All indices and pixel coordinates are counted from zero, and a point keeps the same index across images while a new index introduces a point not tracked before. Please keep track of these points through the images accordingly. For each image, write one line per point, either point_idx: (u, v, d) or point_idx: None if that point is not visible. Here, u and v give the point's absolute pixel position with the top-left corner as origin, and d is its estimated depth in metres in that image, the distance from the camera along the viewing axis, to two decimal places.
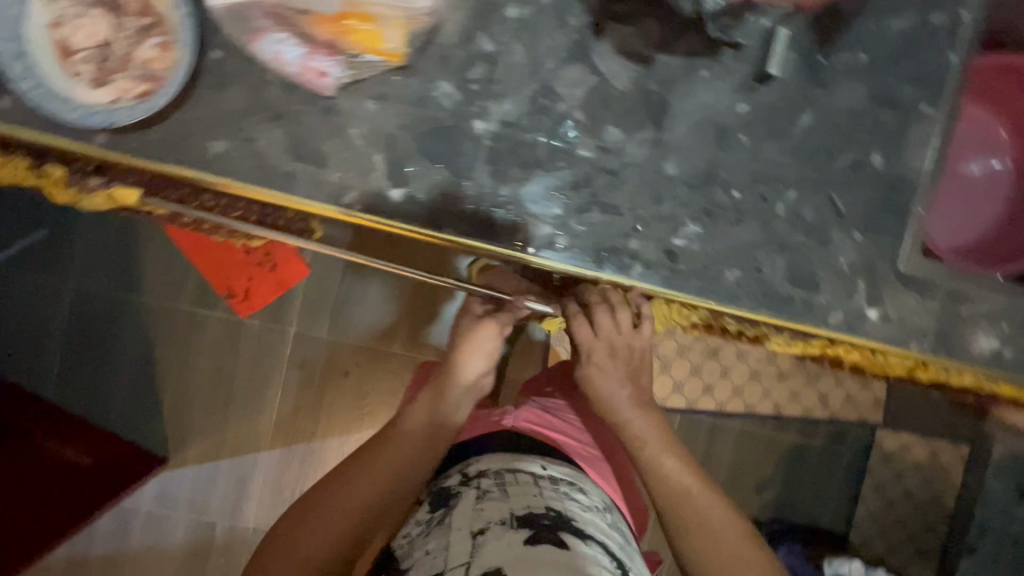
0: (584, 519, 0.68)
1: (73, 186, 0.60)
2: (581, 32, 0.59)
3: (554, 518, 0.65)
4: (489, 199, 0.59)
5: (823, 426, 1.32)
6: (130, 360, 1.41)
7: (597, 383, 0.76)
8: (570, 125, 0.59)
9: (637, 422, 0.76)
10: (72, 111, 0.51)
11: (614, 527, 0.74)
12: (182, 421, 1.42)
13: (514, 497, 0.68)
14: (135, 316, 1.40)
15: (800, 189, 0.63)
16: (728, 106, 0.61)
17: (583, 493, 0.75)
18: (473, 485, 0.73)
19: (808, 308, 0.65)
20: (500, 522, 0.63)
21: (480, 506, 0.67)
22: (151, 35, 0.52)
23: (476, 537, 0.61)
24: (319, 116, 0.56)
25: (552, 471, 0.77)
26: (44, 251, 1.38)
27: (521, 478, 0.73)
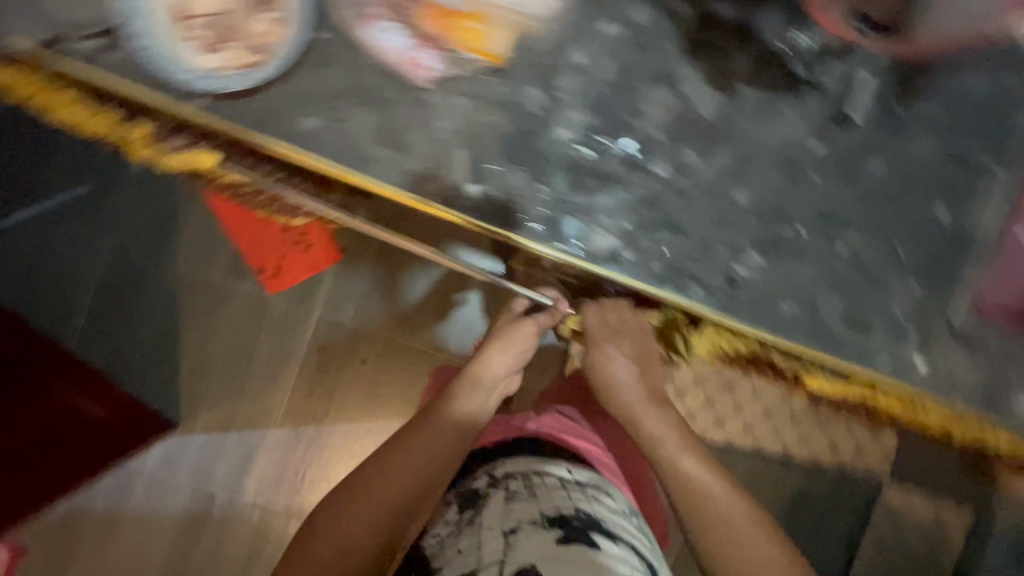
0: (613, 523, 0.70)
1: (159, 143, 0.63)
2: (670, 57, 0.60)
3: (585, 521, 0.67)
4: (562, 206, 0.61)
5: (830, 475, 1.31)
6: (155, 323, 1.41)
7: (626, 391, 0.78)
8: (651, 144, 0.61)
9: (656, 424, 0.76)
10: (184, 74, 0.54)
11: (640, 531, 0.75)
12: (197, 388, 1.41)
13: (545, 499, 0.70)
14: (166, 279, 1.41)
15: (863, 233, 0.64)
16: (803, 145, 0.62)
17: (610, 498, 0.76)
18: (501, 486, 0.74)
19: (858, 351, 0.65)
20: (532, 523, 0.66)
21: (511, 506, 0.69)
22: (266, 10, 0.54)
23: (508, 535, 0.66)
24: (410, 104, 0.58)
25: (579, 475, 0.77)
26: (88, 206, 1.39)
27: (550, 481, 0.74)
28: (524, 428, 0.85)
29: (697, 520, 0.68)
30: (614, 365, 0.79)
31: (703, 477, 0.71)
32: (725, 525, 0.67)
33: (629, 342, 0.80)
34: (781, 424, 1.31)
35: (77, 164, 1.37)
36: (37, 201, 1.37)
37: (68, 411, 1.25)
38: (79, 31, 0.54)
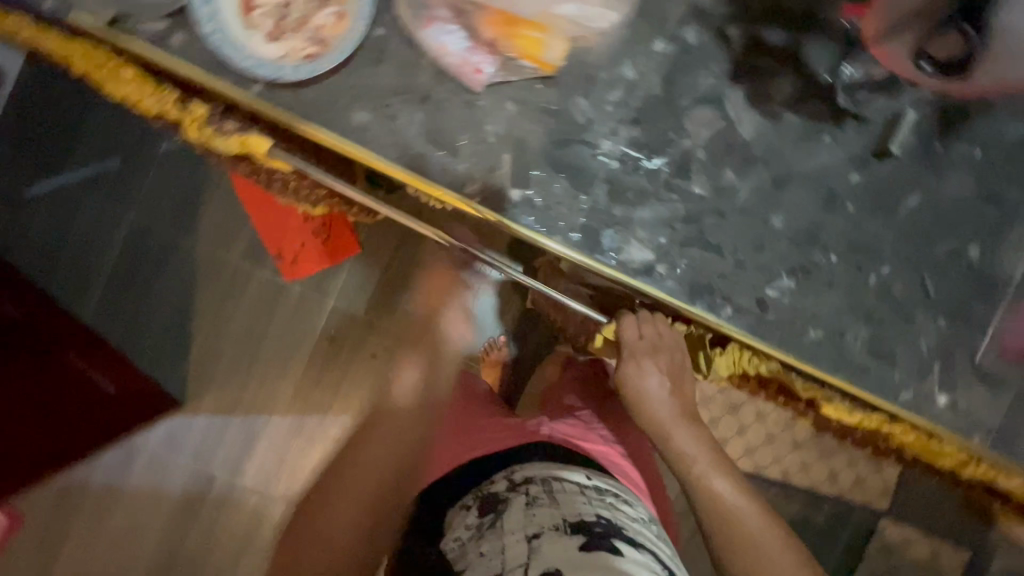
0: (631, 529, 0.71)
1: (211, 126, 0.65)
2: (718, 78, 0.61)
3: (606, 527, 0.68)
4: (601, 215, 0.61)
5: (825, 505, 1.29)
6: (167, 302, 1.38)
7: (653, 400, 0.78)
8: (692, 162, 0.62)
9: (682, 439, 0.78)
10: (245, 61, 0.55)
11: (658, 535, 0.76)
12: (204, 369, 1.39)
13: (565, 505, 0.70)
14: (180, 258, 1.38)
15: (894, 265, 0.65)
16: (842, 174, 0.63)
17: (629, 505, 0.76)
18: (521, 491, 0.74)
19: (880, 381, 0.66)
20: (555, 528, 0.67)
21: (533, 512, 0.70)
22: (329, 3, 0.55)
23: (532, 539, 0.67)
24: (461, 106, 0.59)
25: (596, 481, 0.77)
26: (110, 181, 1.36)
27: (569, 488, 0.74)
28: (537, 432, 0.84)
29: (723, 536, 0.73)
30: (647, 378, 0.77)
31: (727, 495, 0.75)
32: (750, 544, 0.72)
33: (667, 357, 0.77)
34: (783, 449, 1.29)
35: (111, 134, 1.35)
36: (61, 171, 1.35)
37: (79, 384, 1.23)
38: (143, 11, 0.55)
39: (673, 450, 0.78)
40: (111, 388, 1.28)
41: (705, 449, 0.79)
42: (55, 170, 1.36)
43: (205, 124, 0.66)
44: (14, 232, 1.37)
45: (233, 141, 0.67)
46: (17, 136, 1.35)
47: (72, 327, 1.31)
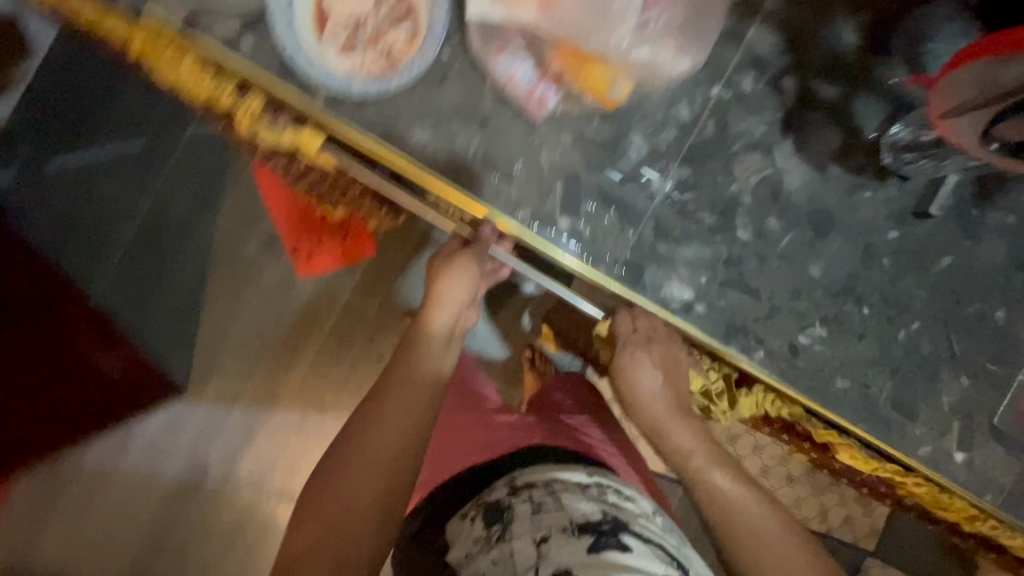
0: (640, 526, 0.67)
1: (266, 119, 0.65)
2: (770, 126, 0.63)
3: (612, 524, 0.65)
4: (646, 250, 0.62)
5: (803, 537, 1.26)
6: (177, 290, 1.31)
7: (645, 396, 0.75)
8: (738, 206, 0.63)
9: (677, 430, 0.73)
10: (317, 71, 0.55)
11: (667, 528, 0.72)
12: (211, 359, 1.33)
13: (569, 505, 0.66)
14: (195, 245, 1.32)
15: (923, 322, 0.66)
16: (879, 229, 0.65)
17: (631, 500, 0.72)
18: (525, 497, 0.69)
19: (902, 434, 0.67)
20: (562, 530, 0.63)
21: (539, 517, 0.65)
22: (403, 23, 0.56)
23: (540, 544, 0.63)
24: (519, 133, 0.60)
25: (598, 478, 0.72)
26: (131, 166, 1.30)
27: (572, 489, 0.69)
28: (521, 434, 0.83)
29: (736, 537, 0.66)
30: (642, 370, 0.75)
31: (730, 488, 0.68)
32: (763, 542, 0.65)
33: (663, 349, 0.76)
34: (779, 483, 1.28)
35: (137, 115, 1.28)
36: (83, 151, 1.28)
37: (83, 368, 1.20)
38: (217, 15, 0.56)
39: (666, 443, 0.73)
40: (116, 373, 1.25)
41: (700, 440, 0.73)
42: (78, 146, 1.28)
43: (259, 117, 0.66)
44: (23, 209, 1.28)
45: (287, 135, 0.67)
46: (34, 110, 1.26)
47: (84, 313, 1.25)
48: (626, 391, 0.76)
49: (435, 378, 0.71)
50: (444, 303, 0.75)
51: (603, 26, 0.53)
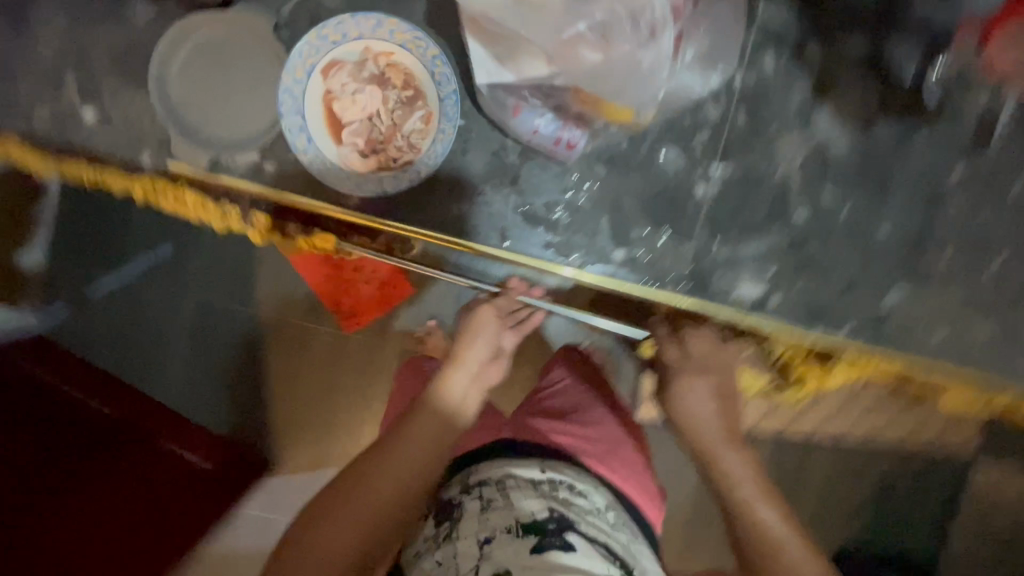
0: (595, 527, 0.52)
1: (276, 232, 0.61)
2: (803, 99, 0.60)
3: (561, 520, 0.51)
4: (707, 259, 0.61)
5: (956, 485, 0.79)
6: None
7: (702, 423, 0.60)
8: (789, 190, 0.61)
9: (728, 458, 0.57)
10: (347, 181, 0.55)
11: (626, 530, 0.55)
12: None
13: (519, 501, 0.52)
14: None
15: (1013, 253, 0.62)
16: (944, 172, 0.61)
17: (586, 496, 0.55)
18: (473, 495, 0.54)
19: (1004, 372, 0.64)
20: (507, 531, 0.50)
21: (485, 516, 0.51)
22: (414, 107, 0.55)
23: (484, 545, 0.49)
24: (552, 178, 0.59)
25: (554, 474, 0.55)
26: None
27: (527, 486, 0.54)
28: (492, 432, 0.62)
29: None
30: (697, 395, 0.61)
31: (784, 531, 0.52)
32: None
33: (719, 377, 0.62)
34: None
35: None
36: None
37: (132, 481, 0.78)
38: (237, 148, 0.56)
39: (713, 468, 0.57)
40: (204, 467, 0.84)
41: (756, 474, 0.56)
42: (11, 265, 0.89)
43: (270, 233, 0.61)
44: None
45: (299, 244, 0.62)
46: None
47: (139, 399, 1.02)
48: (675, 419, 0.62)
49: (453, 413, 0.57)
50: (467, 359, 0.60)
51: (635, 81, 0.47)
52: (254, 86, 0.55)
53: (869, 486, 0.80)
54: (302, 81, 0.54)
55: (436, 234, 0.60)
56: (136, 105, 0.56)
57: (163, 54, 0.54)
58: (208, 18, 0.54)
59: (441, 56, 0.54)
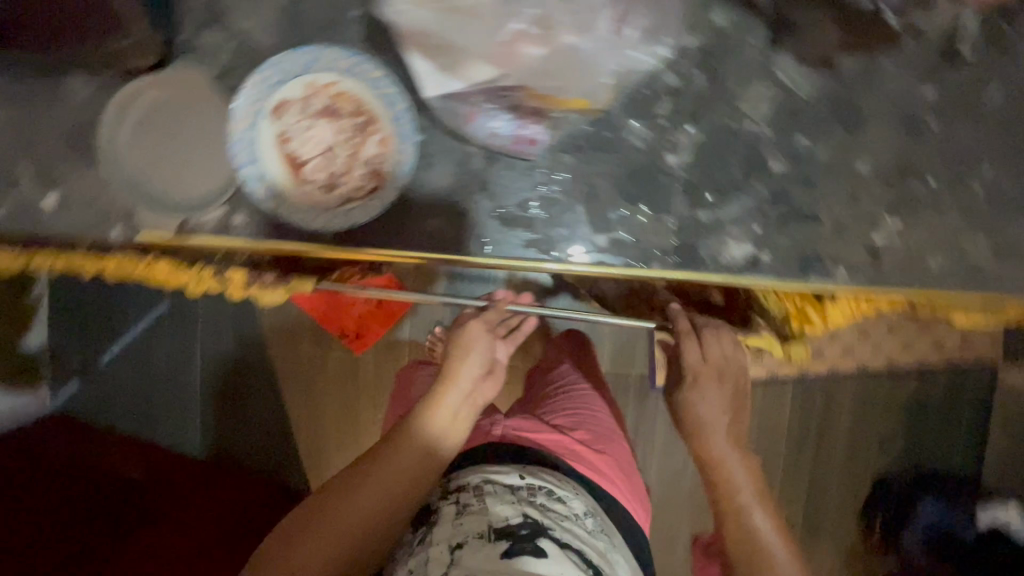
0: (568, 531, 0.55)
1: (254, 284, 0.66)
2: (761, 48, 0.58)
3: (533, 526, 0.53)
4: (691, 228, 0.60)
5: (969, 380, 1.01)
6: (270, 417, 1.18)
7: (709, 429, 0.73)
8: (762, 142, 0.60)
9: (730, 462, 0.72)
10: (317, 219, 0.55)
11: (600, 536, 0.59)
12: (319, 441, 1.17)
13: (493, 506, 0.55)
14: (262, 374, 1.17)
15: (998, 164, 0.61)
16: (916, 95, 0.60)
17: (564, 502, 0.59)
18: (452, 499, 0.58)
19: (1017, 284, 0.62)
20: (479, 536, 0.52)
21: (461, 520, 0.54)
22: (369, 132, 0.54)
23: (454, 551, 0.51)
24: (521, 176, 0.58)
25: (532, 480, 0.60)
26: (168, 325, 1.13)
27: (504, 490, 0.58)
28: (492, 434, 0.69)
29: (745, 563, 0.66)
30: (706, 401, 0.74)
31: (765, 530, 0.68)
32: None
33: (723, 376, 0.74)
34: None
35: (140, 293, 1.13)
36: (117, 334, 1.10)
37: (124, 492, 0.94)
38: (203, 206, 0.56)
39: (715, 470, 0.73)
40: (139, 475, 0.98)
41: (750, 477, 0.73)
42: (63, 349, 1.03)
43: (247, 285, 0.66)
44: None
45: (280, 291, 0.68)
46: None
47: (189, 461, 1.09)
48: (683, 413, 0.75)
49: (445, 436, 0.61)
50: (461, 377, 0.66)
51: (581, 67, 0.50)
52: (208, 140, 0.54)
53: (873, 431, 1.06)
54: (253, 127, 0.53)
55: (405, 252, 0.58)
56: (95, 182, 0.55)
57: (111, 123, 0.53)
58: (153, 81, 0.53)
59: (386, 76, 0.53)
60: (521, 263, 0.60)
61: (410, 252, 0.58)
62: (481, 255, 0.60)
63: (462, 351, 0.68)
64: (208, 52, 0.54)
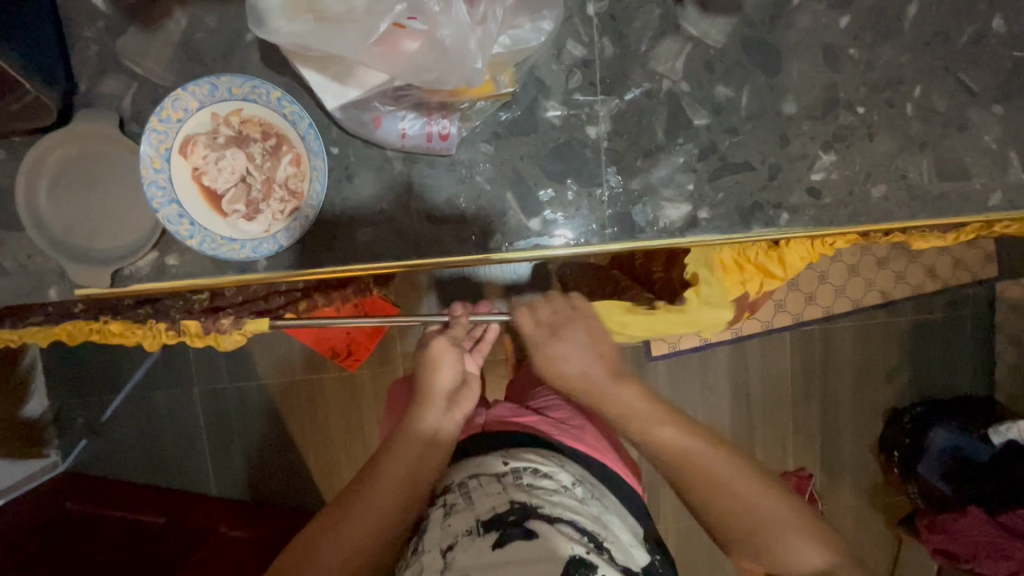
0: (558, 504, 0.54)
1: (210, 331, 0.63)
2: (663, 5, 0.58)
3: (520, 510, 0.52)
4: (624, 197, 0.59)
5: (939, 297, 1.23)
6: (269, 444, 1.19)
7: (578, 378, 0.63)
8: (680, 98, 0.59)
9: (620, 396, 0.62)
10: (242, 248, 0.55)
11: (593, 501, 0.58)
12: (328, 458, 1.20)
13: (480, 501, 0.55)
14: (258, 404, 1.18)
15: (925, 83, 0.60)
16: (830, 25, 0.59)
17: (551, 476, 0.58)
18: (438, 501, 0.58)
19: (964, 199, 0.61)
20: (469, 533, 0.51)
21: (449, 521, 0.54)
22: (281, 153, 0.54)
23: (446, 554, 0.50)
24: (444, 173, 0.58)
25: (516, 463, 0.59)
26: (163, 371, 1.18)
27: (489, 481, 0.57)
28: (475, 425, 0.71)
29: (697, 492, 0.57)
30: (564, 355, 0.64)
31: (680, 442, 0.59)
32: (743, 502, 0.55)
33: (577, 325, 0.66)
34: (871, 272, 1.16)
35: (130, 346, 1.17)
36: (119, 385, 1.17)
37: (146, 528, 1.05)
38: (132, 255, 0.55)
39: (608, 410, 0.62)
40: (162, 519, 1.08)
41: (648, 400, 0.63)
42: (104, 402, 1.17)
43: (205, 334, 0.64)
44: (110, 470, 1.19)
45: (236, 335, 0.64)
46: (58, 382, 1.16)
47: (212, 505, 1.15)
48: (551, 373, 0.65)
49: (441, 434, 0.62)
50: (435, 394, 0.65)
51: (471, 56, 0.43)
52: (127, 186, 0.56)
53: (844, 356, 1.25)
54: (162, 167, 0.53)
55: (346, 268, 0.57)
56: (24, 246, 0.56)
57: (25, 184, 0.54)
58: (57, 137, 0.54)
59: (285, 94, 0.53)
60: (463, 256, 0.58)
61: (354, 267, 0.57)
62: (423, 257, 0.58)
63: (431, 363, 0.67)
64: (112, 99, 0.55)
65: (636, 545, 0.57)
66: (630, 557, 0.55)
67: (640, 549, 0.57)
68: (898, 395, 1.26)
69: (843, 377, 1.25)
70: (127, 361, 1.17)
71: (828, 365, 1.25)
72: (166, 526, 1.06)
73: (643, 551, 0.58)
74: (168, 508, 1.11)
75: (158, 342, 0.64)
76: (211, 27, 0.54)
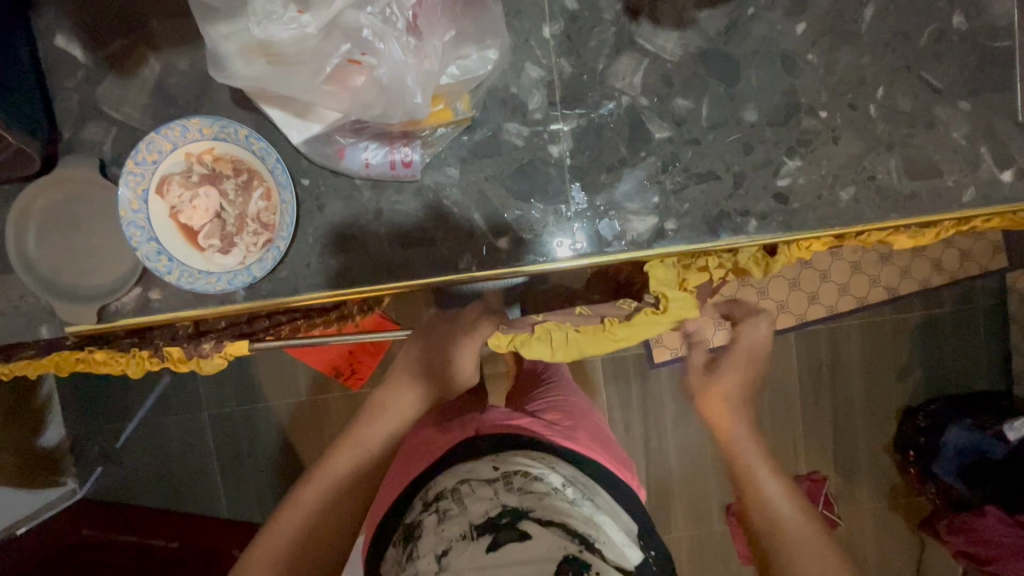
0: (550, 508, 0.54)
1: (192, 355, 0.65)
2: (618, 22, 0.59)
3: (513, 515, 0.52)
4: (589, 213, 0.60)
5: (948, 290, 1.20)
6: (275, 467, 1.21)
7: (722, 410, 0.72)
8: (640, 111, 0.60)
9: (741, 443, 0.69)
10: (218, 281, 0.56)
11: (584, 502, 0.58)
12: None
13: (472, 506, 0.54)
14: (264, 427, 1.20)
15: (886, 83, 0.60)
16: (786, 32, 0.59)
17: (541, 479, 0.58)
18: (431, 509, 0.57)
19: (936, 196, 0.61)
20: (462, 537, 0.51)
21: (443, 527, 0.53)
22: (253, 188, 0.57)
23: (440, 559, 0.51)
24: (412, 198, 0.59)
25: (506, 468, 0.59)
26: (172, 398, 1.20)
27: (480, 485, 0.57)
28: (469, 428, 0.69)
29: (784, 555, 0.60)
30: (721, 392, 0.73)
31: (785, 506, 0.63)
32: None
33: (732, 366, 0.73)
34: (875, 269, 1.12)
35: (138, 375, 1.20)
36: (130, 415, 1.20)
37: (158, 553, 1.06)
38: (113, 293, 0.58)
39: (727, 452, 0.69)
40: (174, 543, 1.09)
41: (761, 454, 0.68)
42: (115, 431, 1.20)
43: (187, 359, 0.65)
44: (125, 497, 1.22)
45: (219, 358, 0.66)
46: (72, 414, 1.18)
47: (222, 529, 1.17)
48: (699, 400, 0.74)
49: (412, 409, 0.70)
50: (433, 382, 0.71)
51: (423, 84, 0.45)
52: (109, 227, 0.58)
53: (852, 351, 1.22)
54: (139, 209, 0.55)
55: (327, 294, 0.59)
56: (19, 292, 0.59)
57: (14, 231, 0.57)
58: (42, 184, 0.57)
59: (252, 132, 0.56)
60: (434, 276, 0.59)
61: (334, 292, 0.59)
62: (399, 279, 0.59)
63: (448, 353, 0.71)
64: (93, 144, 0.57)
65: (629, 545, 0.56)
66: (623, 558, 0.54)
67: (634, 547, 0.57)
68: (913, 393, 1.23)
69: (849, 374, 1.23)
70: (137, 390, 1.20)
71: (835, 363, 1.23)
72: (177, 551, 1.07)
73: (638, 549, 0.58)
74: (180, 531, 1.13)
75: (142, 367, 0.66)
76: (186, 72, 0.57)
